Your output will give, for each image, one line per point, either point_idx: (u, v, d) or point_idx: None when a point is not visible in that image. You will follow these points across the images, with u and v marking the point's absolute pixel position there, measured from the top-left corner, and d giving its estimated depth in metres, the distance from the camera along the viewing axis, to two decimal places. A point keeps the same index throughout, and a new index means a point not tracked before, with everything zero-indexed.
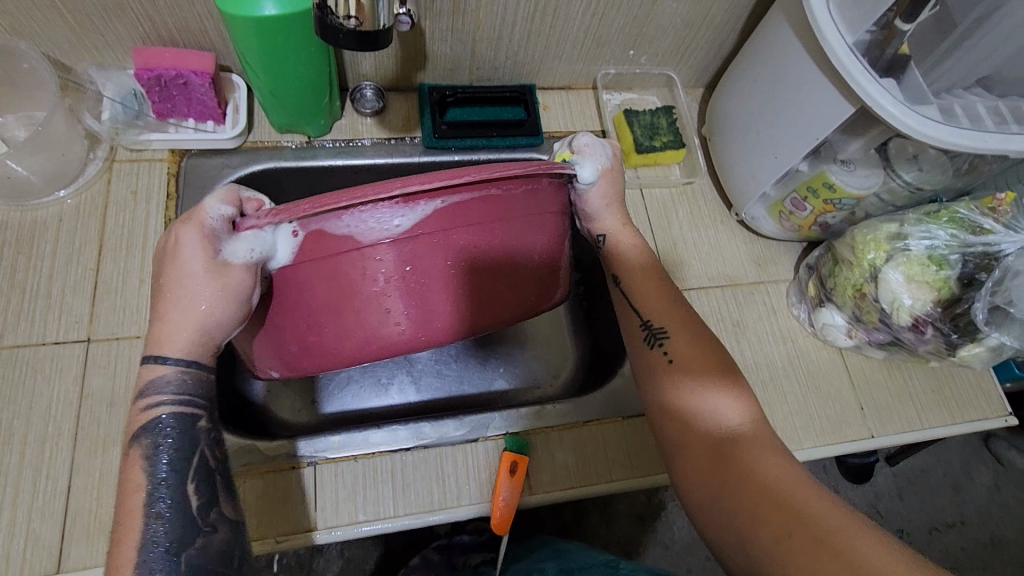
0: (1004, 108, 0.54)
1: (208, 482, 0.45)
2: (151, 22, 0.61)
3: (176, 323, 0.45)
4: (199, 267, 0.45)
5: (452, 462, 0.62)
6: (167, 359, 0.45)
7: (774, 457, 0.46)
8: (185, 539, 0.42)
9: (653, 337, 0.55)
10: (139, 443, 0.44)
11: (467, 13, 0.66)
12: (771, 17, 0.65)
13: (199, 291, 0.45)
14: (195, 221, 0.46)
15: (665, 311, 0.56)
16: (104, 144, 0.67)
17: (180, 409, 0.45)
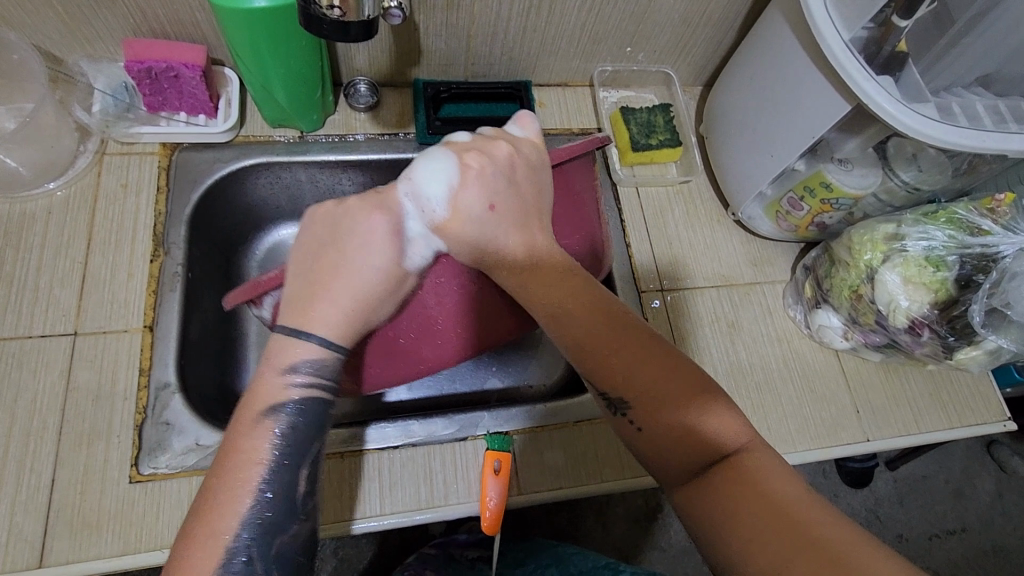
0: (1004, 107, 0.53)
1: (314, 471, 0.46)
2: (142, 14, 0.61)
3: (340, 307, 0.46)
4: (381, 260, 0.48)
5: (440, 460, 0.61)
6: (312, 336, 0.45)
7: (780, 480, 0.40)
8: (282, 525, 0.42)
9: (617, 405, 0.46)
10: (272, 416, 0.44)
11: (460, 7, 0.66)
12: (769, 14, 0.64)
13: (375, 278, 0.48)
14: (390, 210, 0.50)
15: (613, 345, 0.46)
16: (95, 136, 0.66)
17: (313, 391, 0.45)
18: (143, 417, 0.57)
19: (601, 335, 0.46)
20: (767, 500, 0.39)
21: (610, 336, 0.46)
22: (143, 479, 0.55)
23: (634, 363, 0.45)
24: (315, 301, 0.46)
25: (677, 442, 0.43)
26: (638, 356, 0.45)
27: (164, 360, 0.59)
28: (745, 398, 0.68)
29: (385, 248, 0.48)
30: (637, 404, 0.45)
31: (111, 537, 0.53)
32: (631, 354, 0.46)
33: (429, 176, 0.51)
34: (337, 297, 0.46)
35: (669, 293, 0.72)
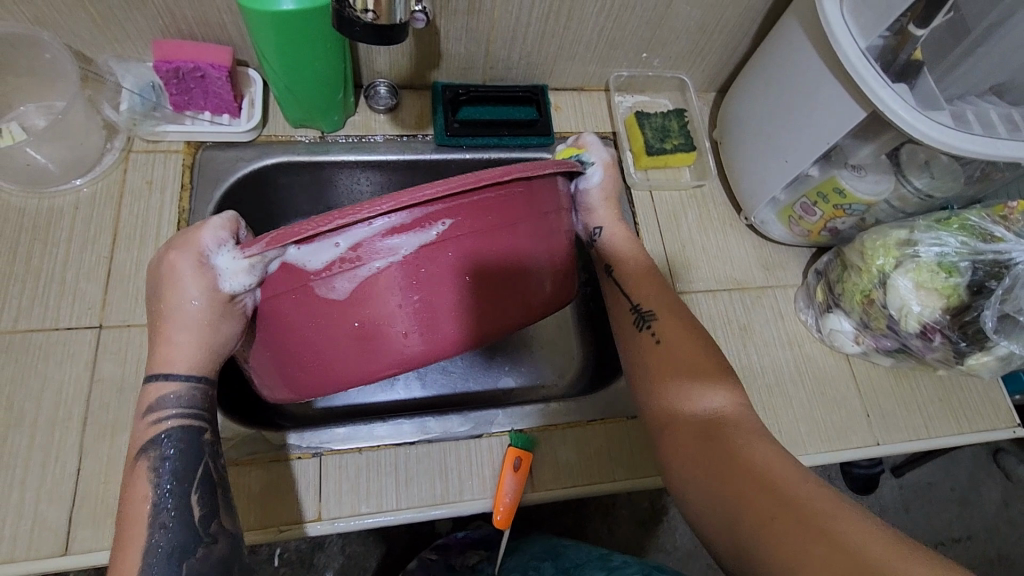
0: (1017, 116, 0.54)
1: (210, 493, 0.47)
2: (172, 15, 0.62)
3: (181, 341, 0.47)
4: (196, 291, 0.46)
5: (455, 457, 0.62)
6: (171, 376, 0.48)
7: (761, 445, 0.46)
8: (183, 547, 0.44)
9: (643, 319, 0.57)
10: (145, 455, 0.47)
11: (482, 13, 0.67)
12: (784, 21, 0.65)
13: (195, 313, 0.47)
14: (189, 247, 0.47)
15: (657, 294, 0.59)
16: (121, 134, 0.68)
17: (183, 421, 0.48)
18: None
19: (651, 287, 0.59)
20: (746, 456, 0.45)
21: (663, 291, 0.59)
22: None
23: (674, 319, 0.56)
24: (163, 343, 0.48)
25: (680, 375, 0.52)
26: (679, 315, 0.57)
27: None
28: (756, 400, 0.69)
29: (199, 283, 0.46)
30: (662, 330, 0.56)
31: None
32: (670, 309, 0.57)
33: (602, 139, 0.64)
34: (176, 339, 0.47)
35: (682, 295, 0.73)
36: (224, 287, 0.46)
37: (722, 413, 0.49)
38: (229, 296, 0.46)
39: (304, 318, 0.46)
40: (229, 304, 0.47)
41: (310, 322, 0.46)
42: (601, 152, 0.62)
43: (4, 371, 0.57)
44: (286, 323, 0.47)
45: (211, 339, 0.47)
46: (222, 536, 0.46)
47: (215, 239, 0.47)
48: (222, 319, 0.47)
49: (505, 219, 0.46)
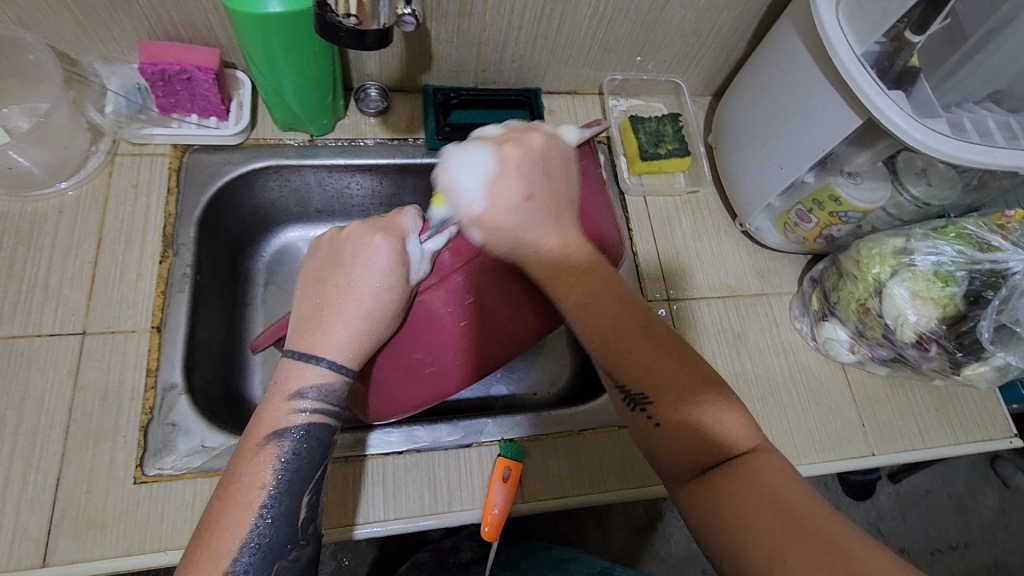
0: (1014, 123, 0.54)
1: (317, 496, 0.48)
2: (157, 16, 0.61)
3: (348, 324, 0.49)
4: (379, 275, 0.49)
5: (444, 467, 0.61)
6: (320, 360, 0.48)
7: (777, 478, 0.42)
8: (282, 546, 0.45)
9: (635, 400, 0.46)
10: (276, 441, 0.47)
11: (473, 15, 0.66)
12: (780, 26, 0.65)
13: (375, 295, 0.49)
14: (391, 231, 0.50)
15: (643, 342, 0.46)
16: (107, 137, 0.67)
17: (316, 417, 0.48)
18: (149, 417, 0.57)
19: (630, 334, 0.46)
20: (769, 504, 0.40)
21: (621, 322, 0.46)
22: (149, 480, 0.55)
23: (654, 357, 0.46)
24: (327, 325, 0.49)
25: (689, 438, 0.45)
26: (664, 354, 0.46)
27: (172, 361, 0.60)
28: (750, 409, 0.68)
29: (387, 263, 0.49)
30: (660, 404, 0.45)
31: (115, 538, 0.53)
32: (640, 348, 0.46)
33: (464, 171, 0.46)
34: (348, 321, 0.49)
35: (675, 303, 0.72)
36: (410, 274, 0.50)
37: (736, 458, 0.43)
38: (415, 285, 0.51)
39: (453, 298, 0.51)
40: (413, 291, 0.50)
41: (453, 304, 0.51)
42: (464, 200, 0.46)
43: None
44: (427, 312, 0.51)
45: (377, 319, 0.49)
46: (310, 540, 0.48)
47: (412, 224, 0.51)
48: (397, 309, 0.50)
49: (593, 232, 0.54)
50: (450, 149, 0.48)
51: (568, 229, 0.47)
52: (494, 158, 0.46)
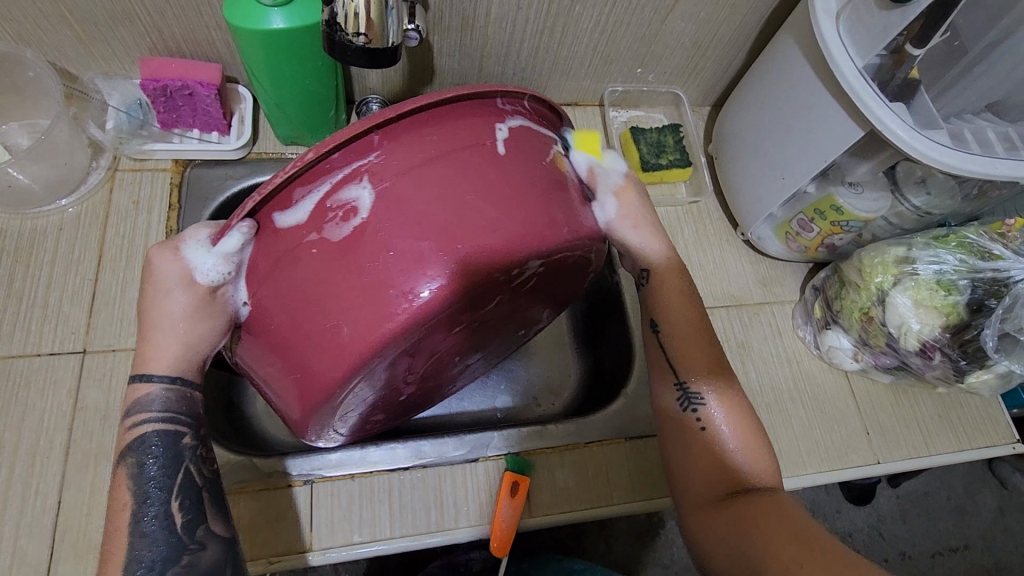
0: (1014, 135, 0.54)
1: (194, 498, 0.45)
2: (159, 32, 0.61)
3: (172, 347, 0.45)
4: (182, 291, 0.44)
5: (451, 481, 0.61)
6: (153, 376, 0.45)
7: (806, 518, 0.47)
8: (172, 555, 0.43)
9: (689, 400, 0.54)
10: (126, 461, 0.45)
11: (475, 29, 0.66)
12: (779, 37, 0.65)
13: (185, 309, 0.44)
14: (176, 247, 0.44)
15: (717, 376, 0.55)
16: (107, 153, 0.66)
17: (165, 425, 0.45)
18: None
19: (714, 366, 0.55)
20: (790, 518, 0.46)
21: (706, 348, 0.56)
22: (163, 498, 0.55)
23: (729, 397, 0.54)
24: (152, 347, 0.45)
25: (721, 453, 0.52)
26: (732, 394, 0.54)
27: None
28: None
29: (179, 281, 0.44)
30: (708, 411, 0.53)
31: None
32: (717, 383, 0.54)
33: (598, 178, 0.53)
34: (159, 339, 0.45)
35: None
36: (200, 280, 0.43)
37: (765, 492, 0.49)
38: (208, 289, 0.43)
39: (277, 302, 0.41)
40: (211, 296, 0.43)
41: (280, 305, 0.41)
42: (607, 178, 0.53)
43: None
44: (266, 321, 0.42)
45: (194, 328, 0.44)
46: (213, 540, 0.45)
47: (196, 232, 0.44)
48: (198, 312, 0.44)
49: (470, 151, 0.41)
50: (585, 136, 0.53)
51: (455, 162, 0.40)
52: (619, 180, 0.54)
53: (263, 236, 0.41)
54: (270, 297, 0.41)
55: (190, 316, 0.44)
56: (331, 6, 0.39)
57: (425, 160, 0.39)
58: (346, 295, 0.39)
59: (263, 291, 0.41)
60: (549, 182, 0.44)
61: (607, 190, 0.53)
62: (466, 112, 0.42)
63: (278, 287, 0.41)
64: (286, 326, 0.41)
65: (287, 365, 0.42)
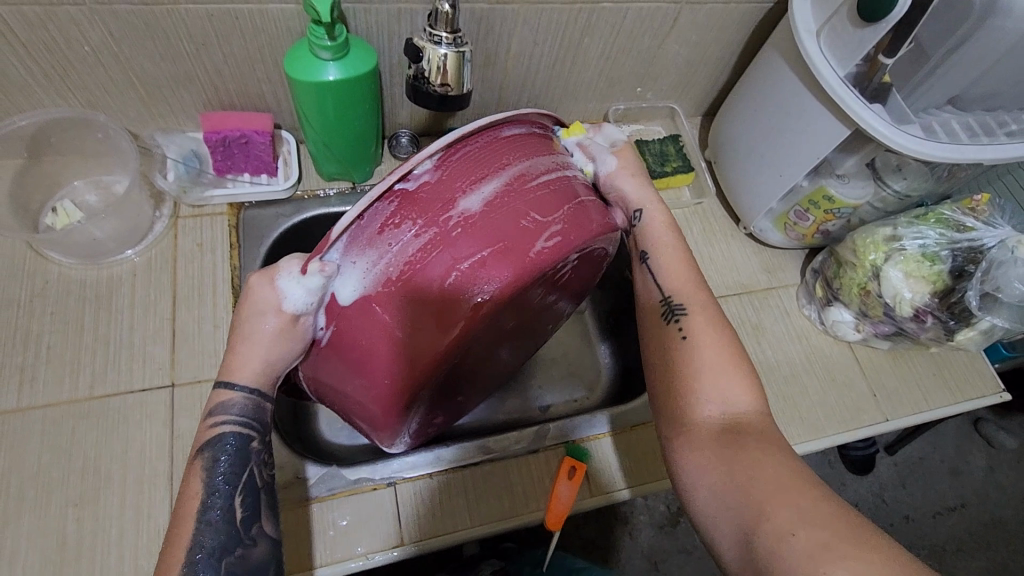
0: (973, 123, 0.64)
1: (254, 497, 0.50)
2: (215, 89, 0.67)
3: (255, 362, 0.51)
4: (274, 318, 0.50)
5: (519, 471, 0.67)
6: (235, 385, 0.51)
7: (769, 463, 0.46)
8: (229, 545, 0.47)
9: (671, 312, 0.57)
10: (201, 455, 0.50)
11: (497, 64, 0.74)
12: (765, 53, 0.74)
13: (270, 329, 0.50)
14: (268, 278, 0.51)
15: (698, 295, 0.58)
16: (168, 202, 0.72)
17: (240, 429, 0.51)
18: None
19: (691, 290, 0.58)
20: (753, 439, 0.48)
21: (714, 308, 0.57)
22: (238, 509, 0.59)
23: (700, 301, 0.58)
24: (237, 361, 0.52)
25: (694, 367, 0.53)
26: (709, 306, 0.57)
27: None
28: (775, 391, 0.76)
29: (270, 307, 0.50)
30: (688, 326, 0.56)
31: None
32: (710, 317, 0.56)
33: (605, 136, 0.62)
34: (243, 355, 0.51)
35: None
36: (290, 309, 0.50)
37: (736, 409, 0.51)
38: (294, 316, 0.50)
39: (359, 318, 0.50)
40: (294, 323, 0.51)
41: (362, 321, 0.50)
42: (599, 143, 0.61)
43: (87, 436, 0.60)
44: (348, 334, 0.51)
45: (277, 346, 0.51)
46: (263, 538, 0.50)
47: (288, 265, 0.50)
48: (284, 337, 0.51)
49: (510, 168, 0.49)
50: (470, 124, 0.49)
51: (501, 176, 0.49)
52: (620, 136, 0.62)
53: (345, 259, 0.49)
54: (354, 315, 0.50)
55: (273, 342, 0.51)
56: (417, 64, 0.49)
57: (477, 174, 0.48)
58: (421, 306, 0.48)
59: (346, 312, 0.50)
60: (579, 187, 0.52)
61: (604, 149, 0.61)
62: (510, 137, 0.51)
63: (361, 307, 0.49)
64: (368, 335, 0.50)
65: (381, 361, 0.50)
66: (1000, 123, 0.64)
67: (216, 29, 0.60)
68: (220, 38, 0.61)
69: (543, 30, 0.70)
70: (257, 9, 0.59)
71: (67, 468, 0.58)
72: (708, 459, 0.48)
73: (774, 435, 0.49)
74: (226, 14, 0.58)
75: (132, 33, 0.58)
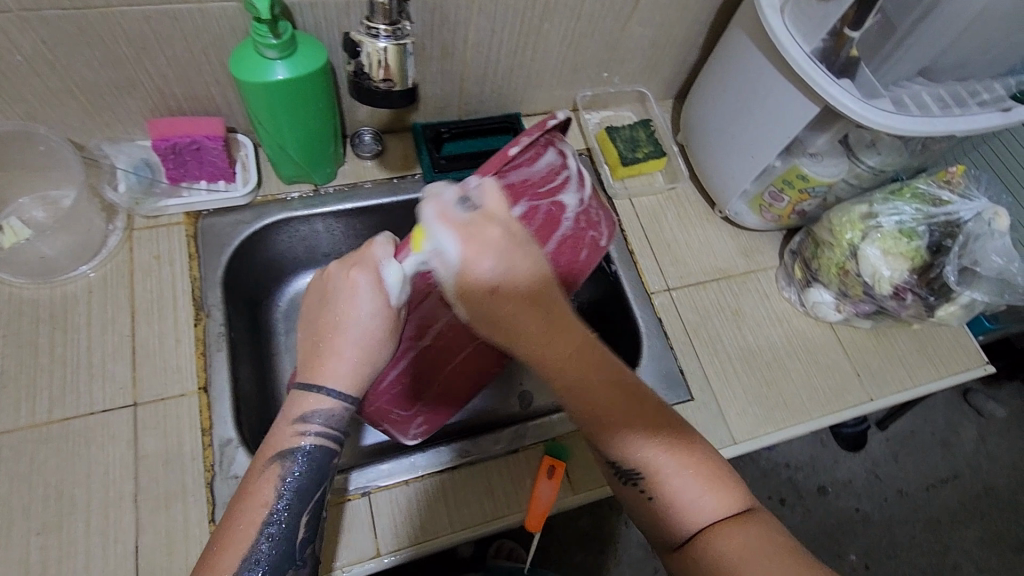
0: (944, 94, 0.63)
1: (314, 518, 0.50)
2: (161, 94, 0.65)
3: (348, 358, 0.50)
4: (372, 307, 0.50)
5: (498, 473, 0.66)
6: (330, 390, 0.50)
7: (730, 536, 0.45)
8: (282, 565, 0.47)
9: (627, 476, 0.50)
10: (280, 463, 0.49)
11: (455, 55, 0.71)
12: (731, 31, 0.72)
13: (369, 329, 0.50)
14: (370, 265, 0.50)
15: (615, 400, 0.49)
16: (122, 214, 0.69)
17: (323, 440, 0.50)
18: (212, 474, 0.59)
19: (600, 398, 0.49)
20: (728, 531, 0.45)
21: (626, 403, 0.50)
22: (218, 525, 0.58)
23: (610, 408, 0.49)
24: (328, 359, 0.50)
25: (665, 516, 0.48)
26: (629, 414, 0.49)
27: (223, 417, 0.62)
28: (758, 376, 0.75)
29: (372, 300, 0.50)
30: (643, 482, 0.49)
31: None
32: (643, 438, 0.49)
33: (433, 248, 0.49)
34: (337, 355, 0.50)
35: (675, 290, 0.79)
36: (393, 300, 0.51)
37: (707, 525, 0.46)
38: (395, 312, 0.52)
39: (422, 329, 0.59)
40: (393, 321, 0.52)
41: (419, 333, 0.60)
42: (448, 268, 0.49)
43: (46, 462, 0.58)
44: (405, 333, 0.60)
45: (372, 348, 0.51)
46: (308, 560, 0.50)
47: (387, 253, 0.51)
48: (387, 334, 0.52)
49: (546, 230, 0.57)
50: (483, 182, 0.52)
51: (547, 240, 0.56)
52: (454, 249, 0.48)
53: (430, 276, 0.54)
54: (416, 322, 0.59)
55: (366, 346, 0.51)
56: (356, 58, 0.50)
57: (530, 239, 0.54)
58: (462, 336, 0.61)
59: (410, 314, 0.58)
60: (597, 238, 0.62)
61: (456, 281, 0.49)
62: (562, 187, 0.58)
63: (423, 318, 0.59)
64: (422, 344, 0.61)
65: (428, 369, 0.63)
66: (972, 92, 0.63)
67: (155, 32, 0.57)
68: (160, 41, 0.58)
69: (500, 17, 0.67)
70: (197, 8, 0.56)
71: (27, 497, 0.56)
72: None
73: (750, 523, 0.46)
74: (165, 15, 0.56)
75: (66, 39, 0.55)
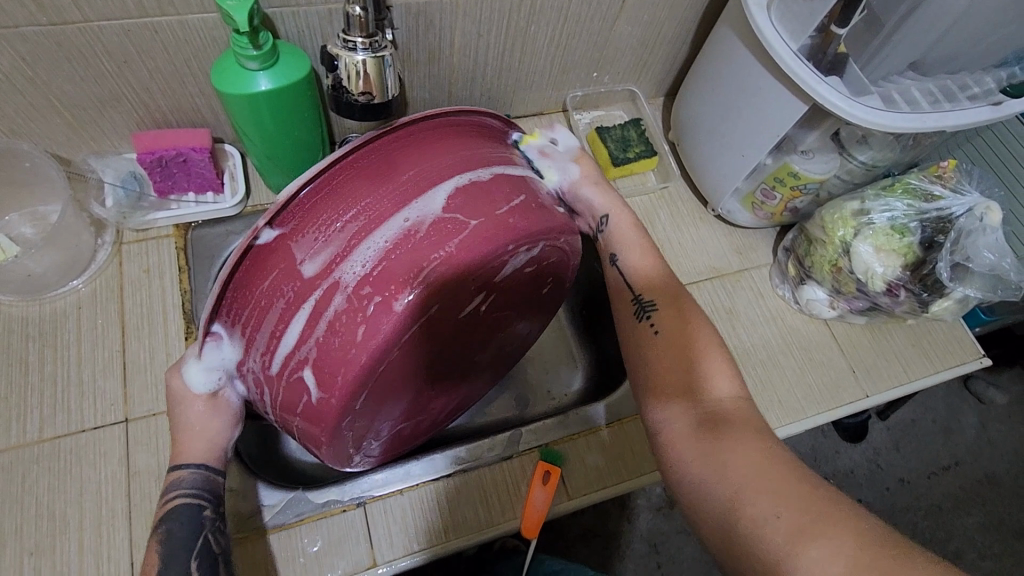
0: (934, 89, 0.62)
1: (212, 564, 0.50)
2: (146, 107, 0.64)
3: (187, 436, 0.54)
4: (195, 405, 0.54)
5: (492, 481, 0.66)
6: (184, 462, 0.53)
7: (750, 445, 0.48)
8: None
9: (643, 311, 0.60)
10: (158, 529, 0.51)
11: (441, 59, 0.71)
12: (719, 28, 0.71)
13: (197, 414, 0.54)
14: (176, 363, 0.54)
15: (669, 304, 0.60)
16: (110, 229, 0.69)
17: (192, 498, 0.52)
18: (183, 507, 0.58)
19: (674, 298, 0.60)
20: (746, 440, 0.48)
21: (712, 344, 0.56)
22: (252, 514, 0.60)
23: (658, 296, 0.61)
24: (179, 439, 0.54)
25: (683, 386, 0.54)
26: (678, 307, 0.59)
27: None
28: (754, 376, 0.75)
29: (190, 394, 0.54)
30: (658, 322, 0.59)
31: None
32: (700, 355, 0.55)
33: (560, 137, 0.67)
34: (189, 436, 0.54)
35: None
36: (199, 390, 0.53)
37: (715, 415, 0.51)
38: (211, 393, 0.54)
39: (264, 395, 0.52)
40: (214, 397, 0.54)
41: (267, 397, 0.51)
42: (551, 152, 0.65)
43: (39, 481, 0.58)
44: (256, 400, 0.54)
45: (213, 428, 0.54)
46: None
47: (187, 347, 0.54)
48: (217, 412, 0.55)
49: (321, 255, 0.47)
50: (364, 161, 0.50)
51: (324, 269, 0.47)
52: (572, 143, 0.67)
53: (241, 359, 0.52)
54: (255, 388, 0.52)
55: (201, 425, 0.54)
56: (335, 72, 0.50)
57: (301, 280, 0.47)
58: (284, 396, 0.50)
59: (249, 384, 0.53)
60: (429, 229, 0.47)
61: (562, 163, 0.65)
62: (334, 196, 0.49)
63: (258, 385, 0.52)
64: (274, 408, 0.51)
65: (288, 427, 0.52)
66: (962, 87, 0.62)
67: (135, 45, 0.57)
68: (141, 54, 0.58)
69: (486, 21, 0.67)
70: (176, 21, 0.55)
71: (19, 518, 0.56)
72: (701, 456, 0.49)
73: (761, 430, 0.50)
74: (144, 29, 0.55)
75: (46, 55, 0.55)
